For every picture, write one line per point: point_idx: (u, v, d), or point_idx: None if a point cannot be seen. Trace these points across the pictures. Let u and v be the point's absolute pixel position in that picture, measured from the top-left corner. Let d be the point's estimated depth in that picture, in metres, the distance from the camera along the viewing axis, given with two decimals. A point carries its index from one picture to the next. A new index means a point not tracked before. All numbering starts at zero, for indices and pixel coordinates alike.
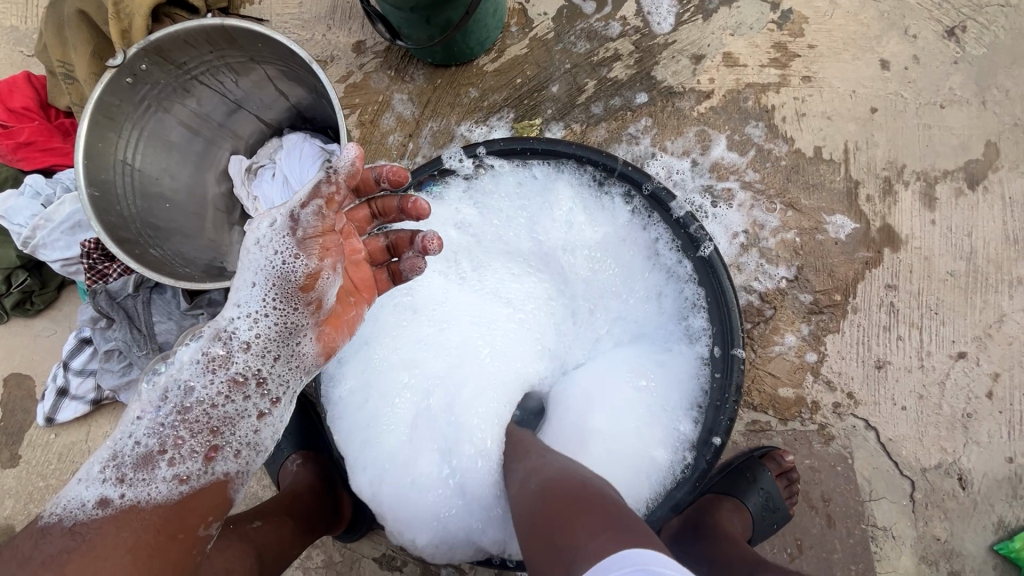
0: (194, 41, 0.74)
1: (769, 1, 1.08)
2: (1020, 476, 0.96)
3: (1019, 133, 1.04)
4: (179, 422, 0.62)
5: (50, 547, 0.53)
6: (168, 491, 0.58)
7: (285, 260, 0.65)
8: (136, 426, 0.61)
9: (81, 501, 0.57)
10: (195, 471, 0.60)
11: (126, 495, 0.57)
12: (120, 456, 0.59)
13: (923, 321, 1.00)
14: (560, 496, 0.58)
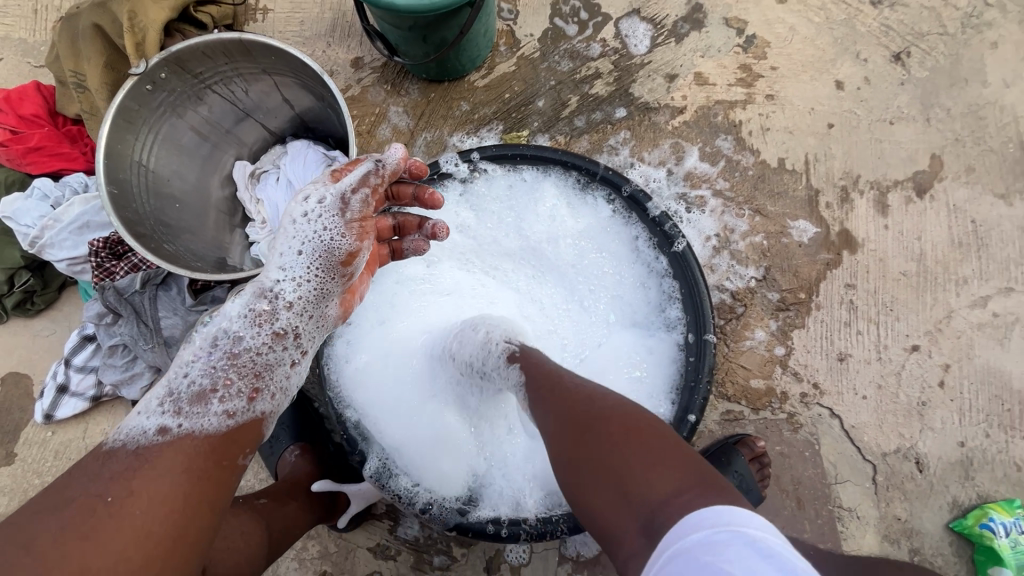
0: (211, 53, 0.81)
1: (735, 27, 1.18)
2: (971, 459, 1.04)
3: (960, 147, 1.15)
4: (228, 365, 0.64)
5: (114, 467, 0.54)
6: (219, 424, 0.60)
7: (332, 232, 0.72)
8: (186, 370, 0.64)
9: (139, 432, 0.58)
10: (240, 408, 0.62)
11: (182, 426, 0.59)
12: (177, 393, 0.62)
13: (879, 317, 1.09)
14: (617, 430, 0.55)
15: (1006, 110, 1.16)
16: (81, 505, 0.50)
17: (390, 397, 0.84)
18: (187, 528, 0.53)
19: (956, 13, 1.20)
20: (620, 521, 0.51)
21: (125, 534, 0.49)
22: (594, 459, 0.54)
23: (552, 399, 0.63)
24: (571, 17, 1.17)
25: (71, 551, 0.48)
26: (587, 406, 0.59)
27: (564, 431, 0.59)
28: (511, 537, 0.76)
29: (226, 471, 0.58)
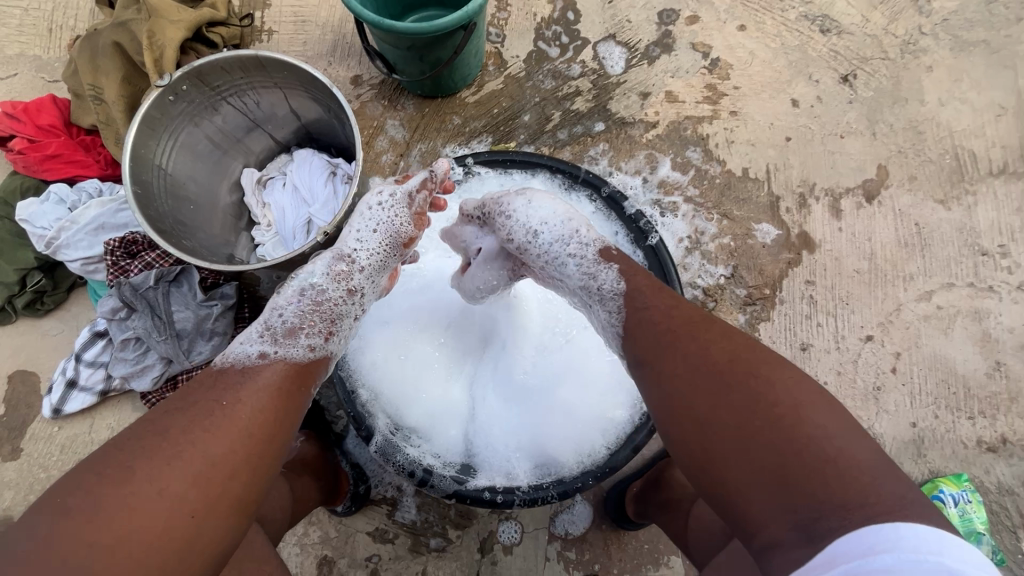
0: (229, 68, 0.89)
1: (701, 52, 1.31)
2: (922, 438, 1.15)
3: (903, 158, 1.28)
4: (313, 310, 0.75)
5: (227, 381, 0.62)
6: (305, 356, 0.70)
7: (397, 219, 0.84)
8: (275, 309, 0.74)
9: (242, 355, 0.68)
10: (319, 344, 0.73)
11: (279, 353, 0.68)
12: (274, 327, 0.71)
13: (837, 310, 1.20)
14: (771, 393, 0.56)
15: (942, 125, 1.29)
16: (201, 405, 0.58)
17: (398, 378, 0.92)
18: (281, 439, 0.61)
19: (894, 40, 1.34)
20: (775, 493, 0.52)
21: (238, 430, 0.57)
22: (740, 419, 0.56)
23: (683, 347, 0.63)
24: (554, 40, 1.29)
25: (195, 440, 0.54)
26: (729, 362, 0.60)
27: (700, 384, 0.60)
28: (507, 503, 0.83)
29: (306, 397, 0.67)
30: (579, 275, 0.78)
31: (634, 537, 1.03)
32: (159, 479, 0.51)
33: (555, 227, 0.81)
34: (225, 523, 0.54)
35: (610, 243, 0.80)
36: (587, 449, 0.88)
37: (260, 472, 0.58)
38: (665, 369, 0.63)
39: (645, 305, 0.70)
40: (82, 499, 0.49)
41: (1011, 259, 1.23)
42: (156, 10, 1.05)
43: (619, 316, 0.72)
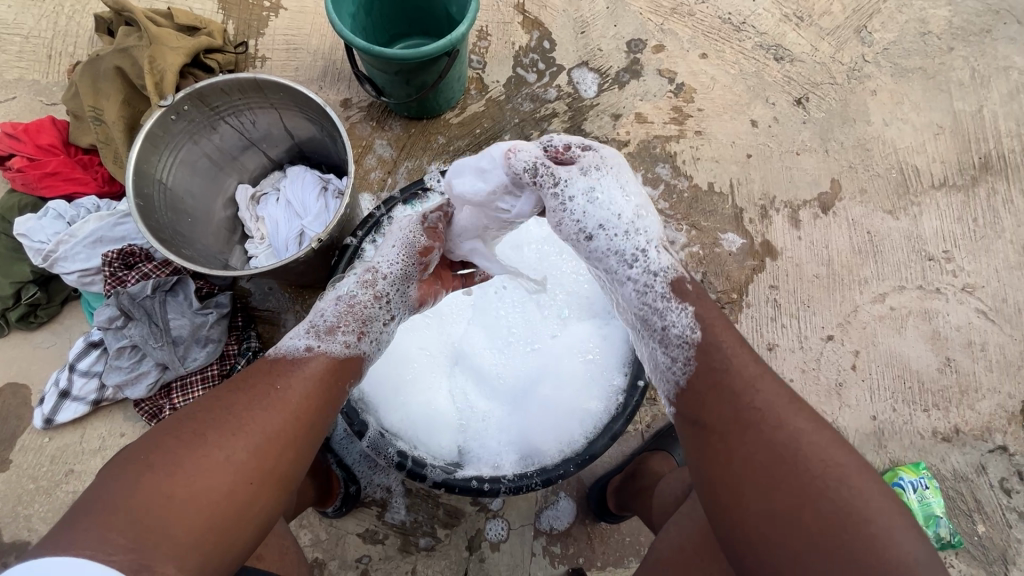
0: (228, 90, 0.96)
1: (667, 77, 1.41)
2: (882, 430, 1.23)
3: (853, 172, 1.39)
4: (349, 309, 0.81)
5: (281, 369, 0.71)
6: (342, 352, 0.77)
7: (416, 233, 0.88)
8: (319, 309, 0.82)
9: (290, 347, 0.76)
10: (353, 342, 0.79)
11: (322, 347, 0.76)
12: (316, 325, 0.79)
13: (799, 311, 1.29)
14: (856, 499, 0.58)
15: (887, 143, 1.41)
16: (259, 386, 0.68)
17: (381, 376, 0.97)
18: (321, 423, 0.70)
19: (841, 67, 1.46)
20: None
21: (288, 411, 0.66)
22: (823, 520, 0.57)
23: (766, 435, 0.63)
24: (531, 67, 1.38)
25: (255, 417, 0.64)
26: (822, 470, 0.60)
27: (784, 482, 0.60)
28: (493, 491, 0.86)
29: (344, 389, 0.76)
30: (645, 305, 0.79)
31: (616, 531, 1.08)
32: (226, 448, 0.61)
33: (624, 225, 0.81)
34: (273, 492, 0.63)
35: (686, 277, 0.81)
36: (567, 439, 0.92)
37: (304, 450, 0.67)
38: (745, 456, 0.63)
39: (724, 369, 0.69)
40: (162, 456, 0.59)
41: (955, 263, 1.33)
42: (156, 37, 1.12)
43: (687, 366, 0.73)
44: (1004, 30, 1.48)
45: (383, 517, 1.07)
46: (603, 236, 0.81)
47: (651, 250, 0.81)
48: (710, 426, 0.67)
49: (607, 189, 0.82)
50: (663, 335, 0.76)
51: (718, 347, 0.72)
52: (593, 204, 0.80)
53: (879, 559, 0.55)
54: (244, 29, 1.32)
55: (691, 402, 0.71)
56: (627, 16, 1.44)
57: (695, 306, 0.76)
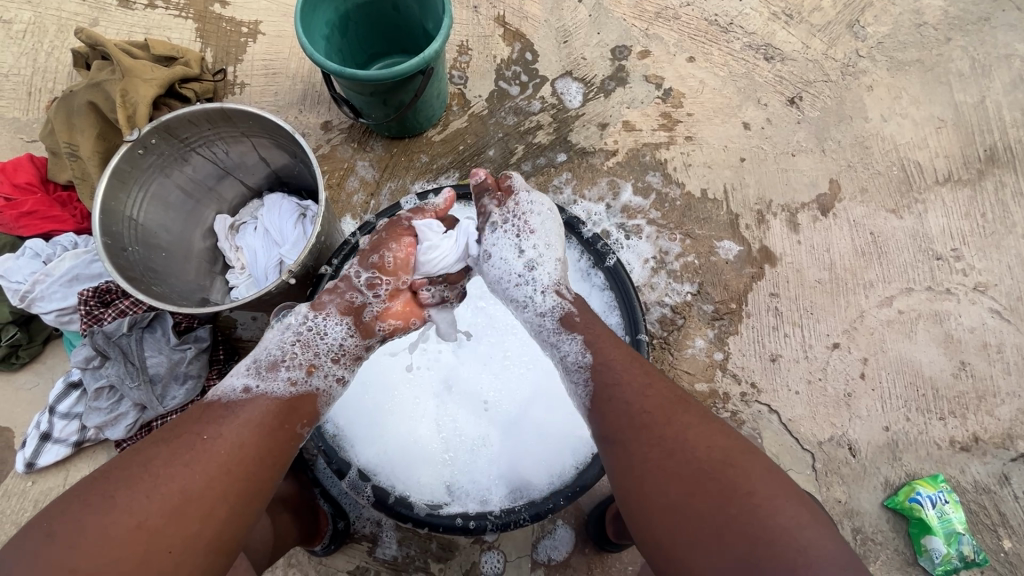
0: (196, 121, 0.94)
1: (654, 82, 1.37)
2: (897, 441, 1.17)
3: (852, 172, 1.34)
4: (297, 344, 0.80)
5: (211, 417, 0.68)
6: (285, 391, 0.75)
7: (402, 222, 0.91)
8: (264, 344, 0.81)
9: (229, 389, 0.74)
10: (301, 378, 0.78)
11: (259, 388, 0.74)
12: (259, 362, 0.78)
13: (802, 320, 1.23)
14: (739, 483, 0.61)
15: (886, 139, 1.36)
16: (183, 439, 0.65)
17: (364, 409, 0.95)
18: (261, 477, 0.66)
19: (835, 64, 1.41)
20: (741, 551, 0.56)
21: (215, 467, 0.63)
22: (740, 546, 0.56)
23: (654, 428, 0.67)
24: (513, 80, 1.35)
25: (175, 475, 0.61)
26: (678, 435, 0.66)
27: (673, 470, 0.63)
28: (479, 529, 0.85)
29: (292, 429, 0.73)
30: (543, 337, 0.85)
31: (617, 560, 1.04)
32: (138, 512, 0.58)
33: (514, 275, 0.89)
34: (201, 555, 0.59)
35: (573, 310, 0.84)
36: (557, 470, 0.90)
37: (239, 506, 0.63)
38: (638, 458, 0.66)
39: (614, 381, 0.73)
40: (66, 525, 0.57)
41: (964, 262, 1.27)
42: (129, 70, 1.11)
43: (586, 388, 0.76)
44: (1004, 18, 1.43)
45: (373, 556, 1.04)
46: (498, 286, 0.91)
47: (540, 295, 0.87)
48: (611, 438, 0.70)
49: (502, 244, 0.91)
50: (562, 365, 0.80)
51: (621, 395, 0.71)
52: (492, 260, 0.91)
53: (763, 516, 0.58)
54: (223, 56, 1.31)
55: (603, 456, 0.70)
56: (610, 23, 1.41)
57: (584, 334, 0.80)
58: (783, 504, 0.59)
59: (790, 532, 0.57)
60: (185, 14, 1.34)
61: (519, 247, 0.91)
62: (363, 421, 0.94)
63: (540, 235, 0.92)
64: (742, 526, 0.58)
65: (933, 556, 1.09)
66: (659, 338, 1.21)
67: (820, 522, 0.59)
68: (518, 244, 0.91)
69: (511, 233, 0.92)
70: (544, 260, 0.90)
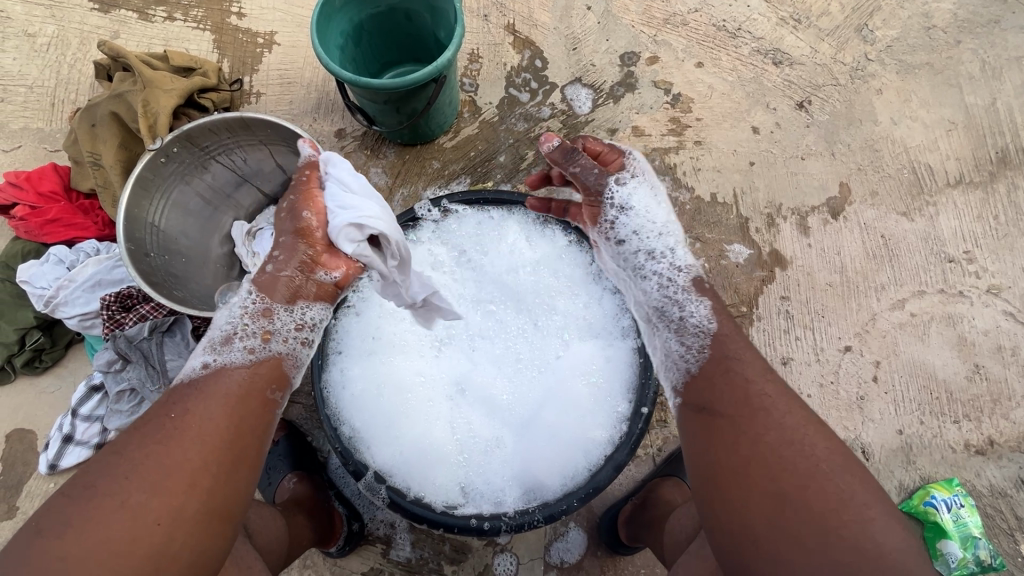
0: (216, 129, 0.97)
1: (663, 88, 1.38)
2: (911, 445, 1.17)
3: (863, 175, 1.34)
4: (245, 315, 0.75)
5: (174, 397, 0.67)
6: (244, 360, 0.72)
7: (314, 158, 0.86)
8: (216, 322, 0.76)
9: (189, 370, 0.72)
10: (258, 346, 0.73)
11: (218, 361, 0.71)
12: (211, 340, 0.74)
13: (814, 322, 1.23)
14: (853, 491, 0.60)
15: (896, 142, 1.36)
16: (152, 422, 0.64)
17: (379, 410, 0.96)
18: (237, 445, 0.66)
19: (844, 67, 1.41)
20: (842, 557, 0.56)
21: (186, 440, 0.63)
22: (842, 551, 0.56)
23: (773, 414, 0.66)
24: (524, 87, 1.37)
25: (147, 455, 0.61)
26: (798, 427, 0.64)
27: (787, 460, 0.62)
28: (494, 530, 0.85)
29: (262, 395, 0.71)
30: (660, 295, 0.81)
31: (630, 562, 1.05)
32: (120, 495, 0.58)
33: (656, 226, 0.86)
34: (194, 525, 0.60)
35: (703, 276, 0.82)
36: (570, 472, 0.90)
37: (221, 474, 0.63)
38: (753, 438, 0.64)
39: (735, 354, 0.72)
40: (55, 518, 0.57)
41: (977, 264, 1.27)
42: (150, 81, 1.14)
43: (700, 354, 0.74)
44: (1013, 20, 1.44)
45: (386, 558, 1.05)
46: (634, 241, 0.86)
47: (678, 249, 0.84)
48: (724, 412, 0.67)
49: (641, 199, 0.87)
50: (680, 324, 0.77)
51: (741, 373, 0.70)
52: (628, 216, 0.87)
53: (873, 529, 0.57)
54: (239, 66, 1.34)
55: (705, 430, 0.68)
56: (619, 30, 1.42)
57: (712, 300, 0.78)
58: (892, 524, 0.58)
59: (898, 553, 0.56)
60: (203, 26, 1.37)
61: (656, 200, 0.88)
62: (378, 424, 0.95)
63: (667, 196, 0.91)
64: (849, 533, 0.57)
65: (951, 560, 1.06)
66: None
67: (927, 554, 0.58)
68: (654, 199, 0.88)
69: (646, 189, 0.88)
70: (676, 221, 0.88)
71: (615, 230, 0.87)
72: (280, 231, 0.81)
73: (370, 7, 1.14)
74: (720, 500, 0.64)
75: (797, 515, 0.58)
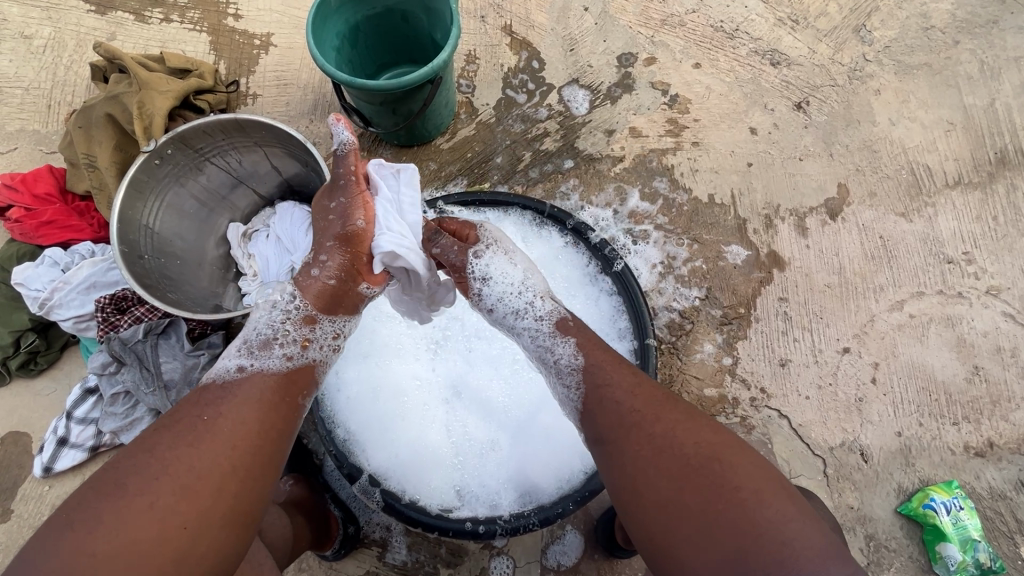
0: (210, 131, 0.97)
1: (660, 89, 1.38)
2: (910, 447, 1.16)
3: (861, 176, 1.33)
4: (287, 321, 0.80)
5: (208, 398, 0.68)
6: (282, 365, 0.76)
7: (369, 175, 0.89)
8: (252, 324, 0.79)
9: (222, 369, 0.73)
10: (296, 353, 0.78)
11: (255, 365, 0.74)
12: (249, 342, 0.77)
13: (812, 324, 1.23)
14: (732, 480, 0.60)
15: (895, 143, 1.35)
16: (185, 421, 0.64)
17: (375, 413, 0.96)
18: (267, 450, 0.66)
19: (842, 68, 1.41)
20: (730, 553, 0.56)
21: (220, 442, 0.63)
22: (731, 547, 0.56)
23: (647, 425, 0.66)
24: (521, 88, 1.37)
25: (181, 454, 0.61)
26: (666, 432, 0.65)
27: (664, 466, 0.62)
28: (489, 533, 0.85)
29: (291, 402, 0.73)
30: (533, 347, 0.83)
31: (627, 566, 1.04)
32: (150, 493, 0.58)
33: (516, 287, 0.87)
34: (220, 529, 0.60)
35: (566, 313, 0.83)
36: (566, 475, 0.91)
37: (251, 478, 0.63)
38: (631, 454, 0.65)
39: (605, 382, 0.73)
40: (82, 513, 0.56)
41: (976, 265, 1.26)
42: (145, 82, 1.13)
43: (579, 391, 0.74)
44: (1012, 20, 1.43)
45: (382, 561, 1.05)
46: (501, 308, 0.86)
47: (537, 299, 0.85)
48: (607, 433, 0.68)
49: (497, 265, 0.88)
50: (555, 366, 0.78)
51: (613, 395, 0.71)
52: (489, 284, 0.87)
53: (758, 518, 0.57)
54: (236, 68, 1.34)
55: (598, 456, 0.69)
56: (616, 30, 1.42)
57: (577, 338, 0.79)
58: (769, 498, 0.58)
59: (776, 526, 0.56)
60: (200, 28, 1.37)
61: (511, 262, 0.90)
62: (374, 426, 0.95)
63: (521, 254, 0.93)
64: (735, 527, 0.57)
65: (949, 563, 1.07)
66: (667, 343, 1.21)
67: (818, 525, 0.58)
68: (510, 261, 0.90)
69: (500, 253, 0.90)
70: (534, 273, 0.91)
71: (483, 301, 0.87)
72: (321, 232, 0.85)
73: (366, 8, 1.14)
74: (625, 518, 0.64)
75: (681, 521, 0.59)
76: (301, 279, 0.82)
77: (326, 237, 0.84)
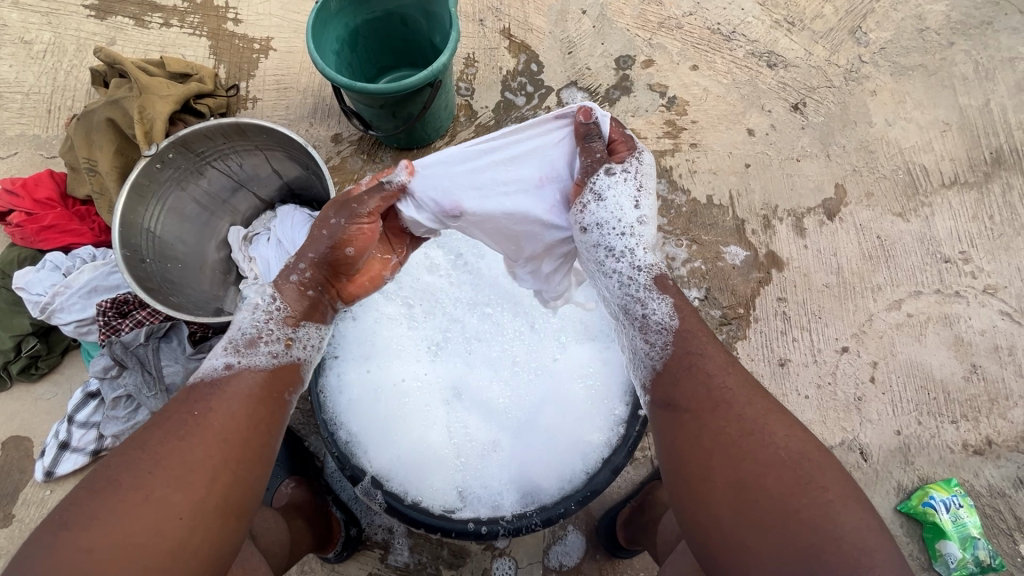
0: (212, 135, 0.98)
1: (658, 91, 1.39)
2: (909, 445, 1.17)
3: (858, 176, 1.34)
4: (271, 321, 0.78)
5: (196, 395, 0.68)
6: (269, 363, 0.74)
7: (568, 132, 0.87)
8: (236, 323, 0.78)
9: (208, 369, 0.72)
10: (282, 351, 0.76)
11: (242, 362, 0.73)
12: (234, 340, 0.75)
13: (810, 324, 1.23)
14: (816, 477, 0.60)
15: (891, 143, 1.36)
16: (174, 418, 0.65)
17: (377, 415, 0.95)
18: (260, 444, 0.67)
19: (838, 70, 1.42)
20: (807, 546, 0.56)
21: (210, 437, 0.63)
22: (808, 540, 0.56)
23: (736, 406, 0.66)
24: (520, 90, 1.37)
25: (173, 449, 0.61)
26: (754, 418, 0.65)
27: (749, 450, 0.62)
28: (491, 534, 0.84)
29: (281, 398, 0.73)
30: (620, 295, 0.79)
31: (629, 565, 1.04)
32: (144, 488, 0.58)
33: (622, 224, 0.81)
34: (213, 521, 0.60)
35: (667, 273, 0.81)
36: (568, 475, 0.90)
37: (244, 472, 0.64)
38: (714, 429, 0.65)
39: (698, 350, 0.72)
40: (78, 510, 0.57)
41: (973, 264, 1.27)
42: (146, 86, 1.14)
43: (664, 351, 0.73)
44: (1006, 21, 1.44)
45: (384, 563, 1.05)
46: (596, 232, 0.81)
47: (640, 250, 0.81)
48: (687, 405, 0.68)
49: (619, 194, 0.82)
50: (643, 322, 0.76)
51: (704, 367, 0.70)
52: (601, 204, 0.81)
53: (839, 520, 0.57)
54: (236, 72, 1.34)
55: (669, 425, 0.68)
56: (614, 33, 1.43)
57: (675, 298, 0.77)
58: (852, 502, 0.59)
59: (858, 532, 0.56)
60: (199, 32, 1.37)
61: (636, 201, 0.83)
62: (377, 427, 0.94)
63: (653, 200, 0.85)
64: (815, 522, 0.57)
65: (949, 561, 1.08)
66: None
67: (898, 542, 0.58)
68: (636, 199, 0.83)
69: (632, 186, 0.83)
70: (650, 224, 0.84)
71: (584, 215, 0.82)
72: (309, 238, 0.83)
73: (365, 12, 1.15)
74: (685, 492, 0.65)
75: (758, 504, 0.59)
76: (280, 279, 0.81)
77: (308, 243, 0.83)
